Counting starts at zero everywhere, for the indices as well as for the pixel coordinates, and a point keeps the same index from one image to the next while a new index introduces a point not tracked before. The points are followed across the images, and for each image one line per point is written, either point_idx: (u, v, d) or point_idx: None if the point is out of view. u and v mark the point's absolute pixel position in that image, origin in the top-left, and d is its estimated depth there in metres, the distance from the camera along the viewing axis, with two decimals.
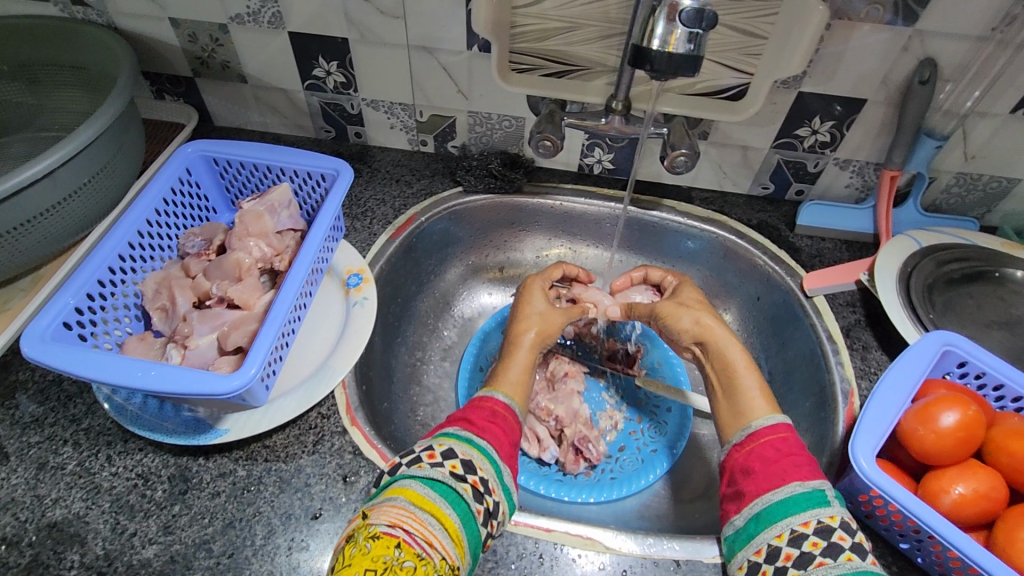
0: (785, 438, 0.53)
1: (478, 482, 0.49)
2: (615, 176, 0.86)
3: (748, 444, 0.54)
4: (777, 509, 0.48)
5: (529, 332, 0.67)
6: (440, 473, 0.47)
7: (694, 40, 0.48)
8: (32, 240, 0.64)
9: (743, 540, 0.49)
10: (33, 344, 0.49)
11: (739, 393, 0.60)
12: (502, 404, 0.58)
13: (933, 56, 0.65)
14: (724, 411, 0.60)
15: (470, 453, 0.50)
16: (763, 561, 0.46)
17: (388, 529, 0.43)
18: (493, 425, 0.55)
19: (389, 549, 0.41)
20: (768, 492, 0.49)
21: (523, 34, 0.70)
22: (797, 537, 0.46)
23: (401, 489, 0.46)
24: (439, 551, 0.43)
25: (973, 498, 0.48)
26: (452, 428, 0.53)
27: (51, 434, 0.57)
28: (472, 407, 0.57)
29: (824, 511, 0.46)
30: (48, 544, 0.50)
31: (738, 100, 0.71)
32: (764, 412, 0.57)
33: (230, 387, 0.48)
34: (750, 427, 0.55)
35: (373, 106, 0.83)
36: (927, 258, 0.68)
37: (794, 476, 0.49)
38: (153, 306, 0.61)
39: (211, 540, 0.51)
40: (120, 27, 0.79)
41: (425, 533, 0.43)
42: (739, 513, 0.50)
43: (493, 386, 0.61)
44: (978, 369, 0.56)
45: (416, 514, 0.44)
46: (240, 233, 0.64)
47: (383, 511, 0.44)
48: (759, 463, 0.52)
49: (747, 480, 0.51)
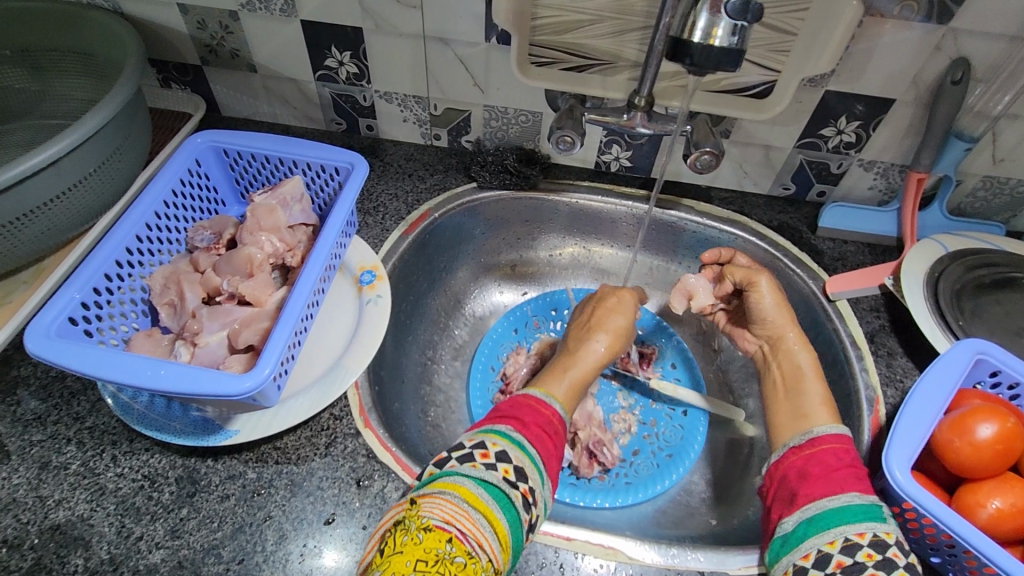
0: (848, 450, 0.52)
1: (528, 491, 0.47)
2: (633, 173, 0.85)
3: (807, 449, 0.53)
4: (831, 516, 0.47)
5: (597, 347, 0.64)
6: (495, 478, 0.46)
7: (737, 32, 0.46)
8: (34, 230, 0.62)
9: (791, 544, 0.47)
10: (37, 339, 0.47)
11: (803, 395, 0.59)
12: (560, 419, 0.55)
13: (965, 56, 0.63)
14: (783, 411, 0.59)
15: (523, 461, 0.48)
16: (812, 566, 0.45)
17: (441, 523, 0.42)
18: (548, 438, 0.52)
19: (441, 543, 0.40)
20: (825, 498, 0.48)
21: (543, 26, 0.68)
22: (851, 546, 0.45)
23: (454, 484, 0.45)
24: (487, 553, 0.41)
25: (1010, 513, 0.47)
26: (506, 427, 0.51)
27: (54, 433, 0.55)
28: (529, 407, 0.54)
29: (881, 526, 0.45)
30: (51, 547, 0.48)
31: (764, 97, 0.69)
32: (828, 421, 0.56)
33: (243, 388, 0.46)
34: (813, 431, 0.54)
35: (386, 99, 0.81)
36: (955, 263, 0.67)
37: (854, 486, 0.48)
38: (161, 301, 0.59)
39: (220, 545, 0.49)
40: (127, 12, 0.77)
41: (476, 534, 0.42)
42: (791, 516, 0.49)
43: (548, 392, 0.58)
44: (1011, 378, 0.55)
45: (468, 513, 0.43)
46: (252, 226, 0.62)
47: (437, 504, 0.43)
48: (818, 469, 0.51)
49: (804, 484, 0.50)
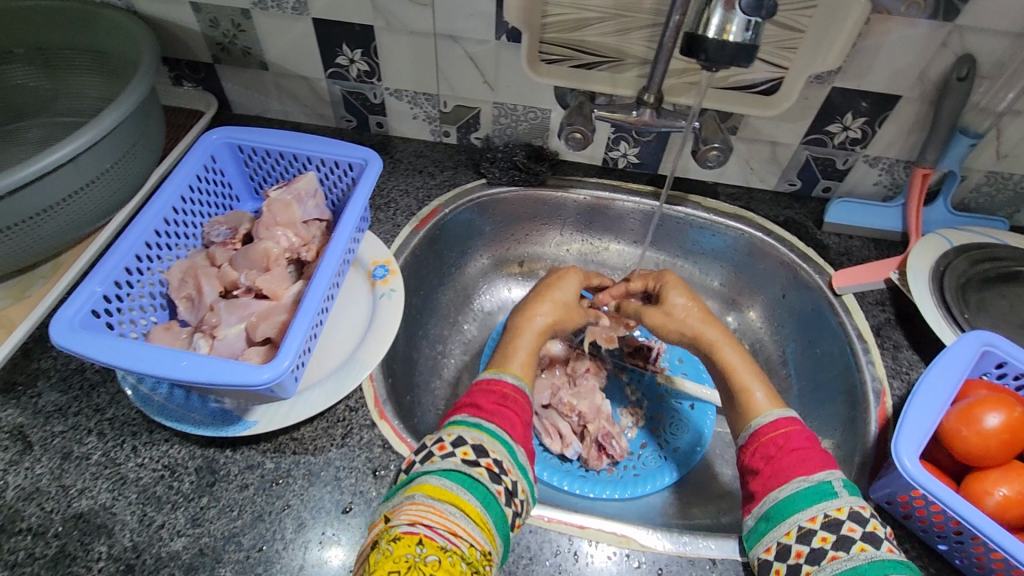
0: (788, 433, 0.54)
1: (492, 463, 0.48)
2: (640, 170, 0.85)
3: (753, 444, 0.55)
4: (783, 507, 0.48)
5: (540, 317, 0.67)
6: (453, 464, 0.47)
7: (751, 28, 0.47)
8: (52, 226, 0.63)
9: (755, 538, 0.50)
10: (62, 331, 0.48)
11: (741, 392, 0.60)
12: (512, 386, 0.57)
13: (971, 52, 0.64)
14: (731, 412, 0.61)
15: (481, 438, 0.49)
16: (774, 559, 0.47)
17: (409, 527, 0.42)
18: (503, 408, 0.54)
19: (411, 547, 0.40)
20: (774, 490, 0.50)
21: (553, 24, 0.69)
22: (806, 534, 0.46)
23: (419, 485, 0.45)
24: (465, 540, 0.42)
25: (1017, 501, 0.47)
26: (461, 416, 0.52)
27: (75, 423, 0.56)
28: (482, 391, 0.56)
29: (831, 504, 0.47)
30: (74, 535, 0.49)
31: (770, 94, 0.70)
32: (765, 408, 0.58)
33: (261, 379, 0.47)
34: (752, 426, 0.56)
35: (396, 96, 0.82)
36: (960, 257, 0.68)
37: (798, 471, 0.50)
38: (179, 295, 0.60)
39: (240, 533, 0.50)
40: (140, 10, 0.78)
41: (447, 525, 0.42)
42: (750, 513, 0.51)
43: (502, 367, 0.60)
44: (1017, 369, 0.55)
45: (435, 508, 0.43)
46: (268, 221, 0.63)
47: (404, 510, 0.43)
48: (764, 462, 0.53)
49: (756, 480, 0.52)
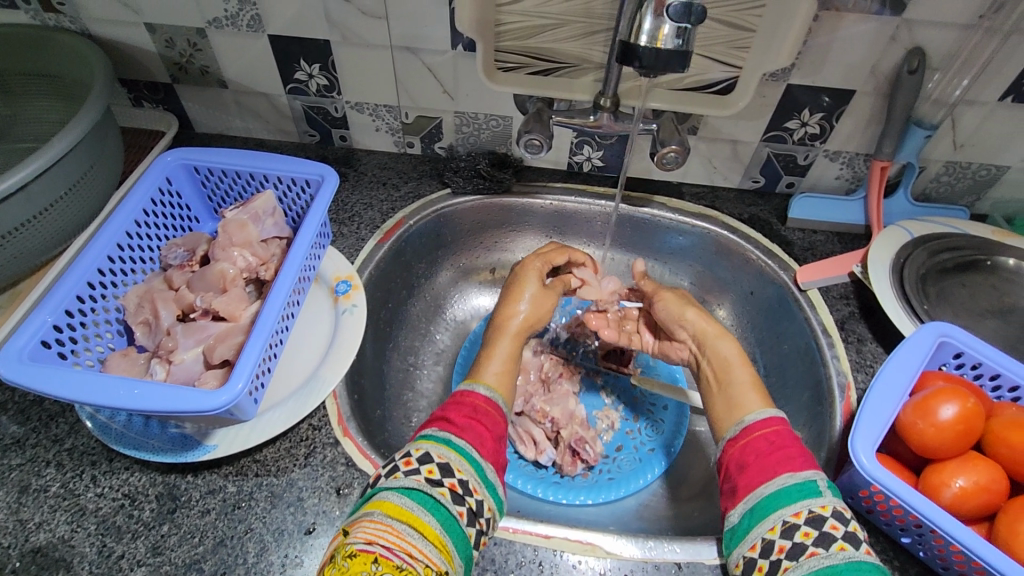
0: (779, 431, 0.54)
1: (457, 483, 0.47)
2: (605, 173, 0.86)
3: (743, 439, 0.55)
4: (768, 503, 0.48)
5: (516, 317, 0.66)
6: (415, 482, 0.46)
7: (682, 34, 0.47)
8: (5, 255, 0.62)
9: (738, 536, 0.49)
10: (10, 365, 0.47)
11: (733, 387, 0.60)
12: (484, 399, 0.57)
13: (921, 46, 0.65)
14: (718, 406, 0.61)
15: (448, 455, 0.49)
16: (758, 556, 0.47)
17: (365, 545, 0.41)
18: (475, 423, 0.53)
19: (366, 565, 0.40)
20: (761, 486, 0.50)
21: (507, 32, 0.69)
22: (790, 528, 0.46)
23: (378, 502, 0.45)
24: (421, 560, 0.41)
25: (973, 491, 0.48)
26: (431, 429, 0.52)
27: (33, 455, 0.55)
28: (454, 404, 0.56)
29: (816, 501, 0.47)
30: (32, 569, 0.49)
31: (727, 93, 0.70)
32: (757, 407, 0.58)
33: (218, 403, 0.47)
34: (744, 421, 0.56)
35: (357, 109, 0.82)
36: (919, 249, 0.68)
37: (786, 467, 0.50)
38: (136, 320, 0.59)
39: (202, 560, 0.50)
40: (94, 33, 0.77)
41: (403, 545, 0.42)
42: (735, 509, 0.51)
43: (474, 379, 0.60)
44: (974, 359, 0.56)
45: (392, 527, 0.42)
46: (224, 242, 0.63)
47: (361, 527, 0.43)
48: (753, 457, 0.52)
49: (741, 475, 0.52)
